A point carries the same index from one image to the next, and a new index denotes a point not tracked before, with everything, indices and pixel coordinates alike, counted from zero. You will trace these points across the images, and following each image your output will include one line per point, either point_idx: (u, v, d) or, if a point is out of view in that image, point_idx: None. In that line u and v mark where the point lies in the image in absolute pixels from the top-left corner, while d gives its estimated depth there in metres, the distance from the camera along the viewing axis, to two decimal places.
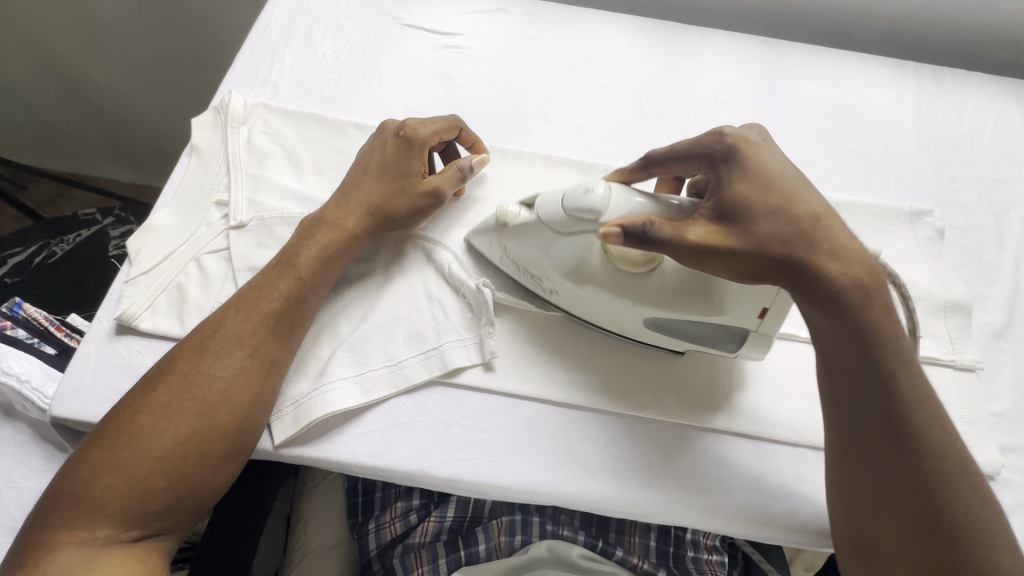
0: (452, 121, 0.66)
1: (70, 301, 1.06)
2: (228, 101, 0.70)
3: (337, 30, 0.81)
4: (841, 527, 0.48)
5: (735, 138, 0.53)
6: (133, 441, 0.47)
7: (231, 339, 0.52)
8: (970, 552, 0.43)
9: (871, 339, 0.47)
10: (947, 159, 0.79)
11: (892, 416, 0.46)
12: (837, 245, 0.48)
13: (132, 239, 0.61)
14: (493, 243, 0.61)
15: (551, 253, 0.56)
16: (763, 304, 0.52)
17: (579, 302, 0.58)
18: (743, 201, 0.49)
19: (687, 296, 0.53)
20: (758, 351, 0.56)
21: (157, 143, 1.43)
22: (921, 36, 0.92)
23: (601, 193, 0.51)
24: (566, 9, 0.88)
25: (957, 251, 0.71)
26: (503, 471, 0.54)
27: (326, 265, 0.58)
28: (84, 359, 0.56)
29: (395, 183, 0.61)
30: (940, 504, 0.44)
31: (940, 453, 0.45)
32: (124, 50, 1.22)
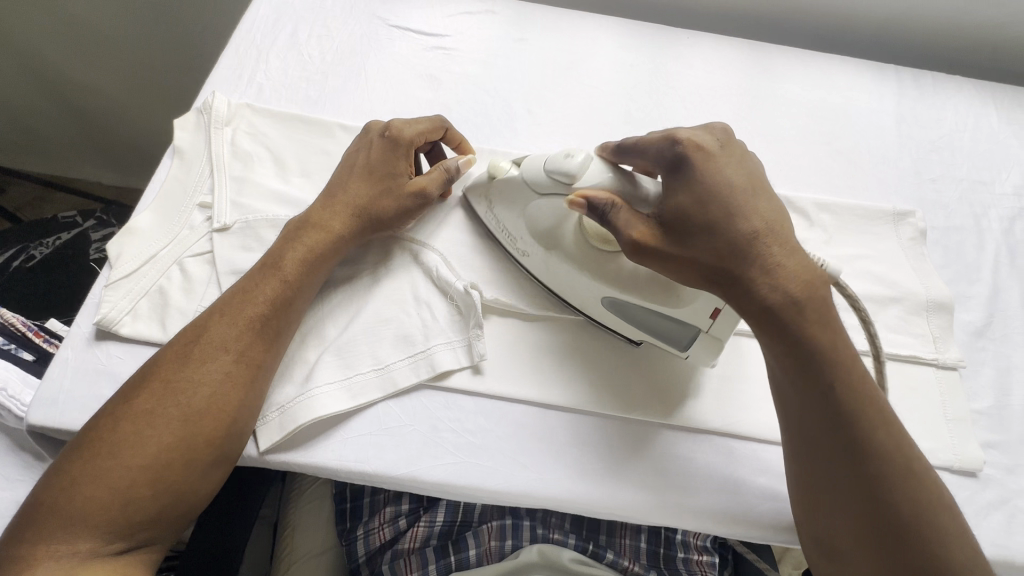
0: (439, 121, 0.66)
1: (50, 307, 1.04)
2: (212, 102, 0.69)
3: (323, 30, 0.81)
4: (805, 529, 0.50)
5: (688, 144, 0.51)
6: (115, 450, 0.45)
7: (215, 344, 0.51)
8: (921, 547, 0.44)
9: (809, 352, 0.48)
10: (929, 161, 0.80)
11: (836, 428, 0.47)
12: (770, 263, 0.48)
13: (111, 242, 0.60)
14: (482, 199, 0.63)
15: (529, 212, 0.59)
16: (717, 304, 0.53)
17: (545, 270, 0.60)
18: (684, 215, 0.50)
19: (646, 287, 0.55)
20: (708, 356, 0.56)
21: (140, 145, 1.41)
22: (902, 40, 0.94)
23: (579, 160, 0.54)
24: (554, 11, 0.88)
25: (939, 251, 0.73)
26: (492, 475, 0.54)
27: (313, 267, 0.57)
28: (62, 366, 0.55)
29: (381, 184, 0.61)
30: (889, 505, 0.45)
31: (886, 460, 0.46)
32: (104, 49, 1.20)
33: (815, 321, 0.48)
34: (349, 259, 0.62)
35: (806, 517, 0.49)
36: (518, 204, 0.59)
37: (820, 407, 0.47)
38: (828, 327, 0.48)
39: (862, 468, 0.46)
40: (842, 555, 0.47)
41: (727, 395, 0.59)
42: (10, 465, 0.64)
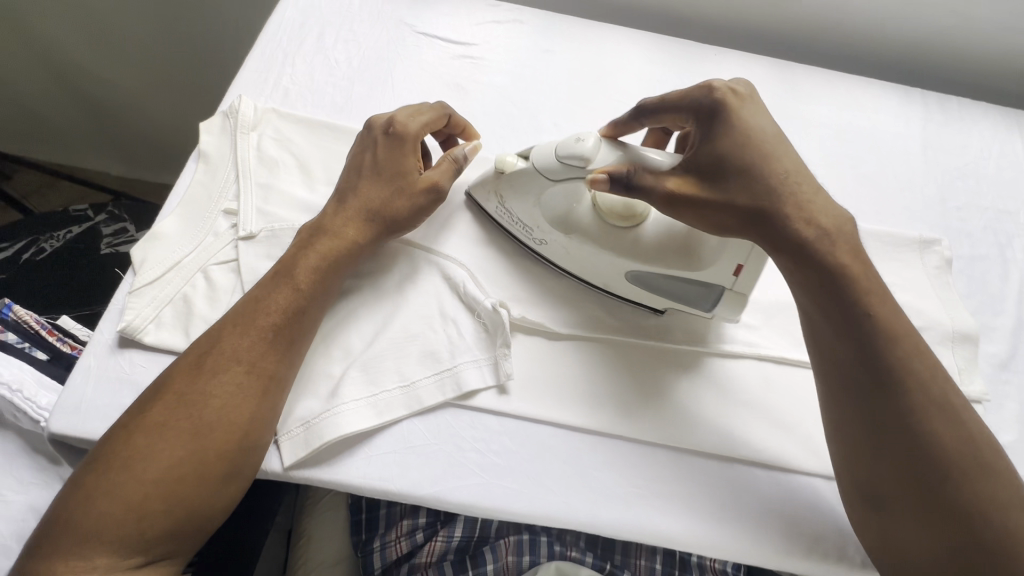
0: (441, 109, 0.65)
1: (59, 301, 1.01)
2: (238, 106, 0.68)
3: (350, 35, 0.80)
4: (846, 480, 0.51)
5: (724, 93, 0.56)
6: (127, 464, 0.45)
7: (228, 355, 0.50)
8: (960, 483, 0.46)
9: (846, 288, 0.50)
10: (954, 188, 0.80)
11: (874, 365, 0.49)
12: (801, 199, 0.52)
13: (135, 247, 0.59)
14: (492, 193, 0.65)
15: (543, 200, 0.61)
16: (738, 262, 0.55)
17: (567, 254, 0.62)
18: (722, 157, 0.53)
19: (667, 253, 0.58)
20: (733, 312, 0.60)
21: (152, 137, 1.39)
22: (928, 63, 0.93)
23: (591, 144, 0.56)
24: (581, 23, 0.87)
25: (963, 281, 0.72)
26: (517, 497, 0.53)
27: (325, 274, 0.56)
28: (84, 373, 0.54)
29: (392, 185, 0.60)
30: (927, 442, 0.47)
31: (924, 392, 0.48)
32: (120, 41, 1.19)
33: (851, 258, 0.51)
34: (372, 271, 0.62)
35: (848, 464, 0.51)
36: (532, 193, 0.61)
37: (857, 342, 0.49)
38: (862, 262, 0.51)
39: (902, 403, 0.48)
40: (884, 497, 0.49)
41: (753, 422, 0.59)
42: (24, 467, 0.64)
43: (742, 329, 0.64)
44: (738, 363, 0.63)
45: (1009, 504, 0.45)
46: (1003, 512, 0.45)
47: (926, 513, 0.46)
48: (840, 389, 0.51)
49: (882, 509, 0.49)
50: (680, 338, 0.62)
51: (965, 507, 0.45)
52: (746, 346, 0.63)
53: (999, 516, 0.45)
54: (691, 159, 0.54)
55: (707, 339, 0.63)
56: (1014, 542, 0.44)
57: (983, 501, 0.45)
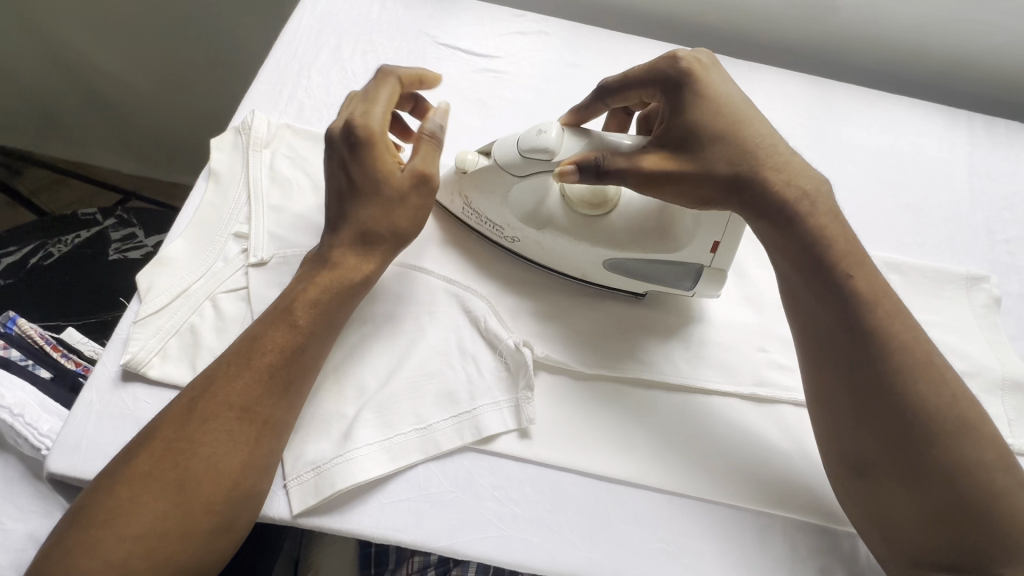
0: (388, 79, 0.60)
1: (63, 307, 0.97)
2: (251, 122, 0.65)
3: (368, 46, 0.76)
4: (831, 447, 0.51)
5: (690, 62, 0.55)
6: (111, 518, 0.42)
7: (221, 400, 0.47)
8: (946, 443, 0.46)
9: (822, 249, 0.51)
10: (1002, 220, 0.76)
11: (852, 331, 0.49)
12: (778, 165, 0.53)
13: (142, 273, 0.57)
14: (456, 193, 0.64)
15: (511, 198, 0.60)
16: (714, 238, 0.55)
17: (542, 249, 0.61)
18: (696, 125, 0.53)
19: (645, 233, 0.58)
20: (714, 288, 0.59)
21: (162, 138, 1.36)
22: (973, 83, 0.89)
23: (555, 135, 0.55)
24: (610, 35, 0.83)
25: (1013, 321, 0.68)
26: (538, 552, 0.50)
27: (323, 310, 0.53)
28: (86, 409, 0.51)
29: (379, 195, 0.55)
30: (913, 406, 0.46)
31: (907, 355, 0.48)
32: (132, 41, 1.16)
33: (824, 217, 0.52)
34: (384, 303, 0.58)
35: (833, 434, 0.51)
36: (498, 192, 0.60)
37: (834, 304, 0.50)
38: (835, 222, 0.52)
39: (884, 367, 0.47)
40: (870, 467, 0.49)
41: (791, 474, 0.56)
42: (23, 494, 0.60)
43: (780, 371, 0.60)
44: (773, 409, 0.59)
45: (995, 465, 0.45)
46: (989, 475, 0.45)
47: (912, 482, 0.46)
48: (822, 354, 0.51)
49: (867, 477, 0.49)
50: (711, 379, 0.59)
51: (951, 472, 0.45)
52: (783, 390, 0.59)
53: (985, 480, 0.45)
54: (664, 133, 0.54)
55: (740, 383, 0.59)
56: (1003, 503, 0.44)
57: (969, 465, 0.45)
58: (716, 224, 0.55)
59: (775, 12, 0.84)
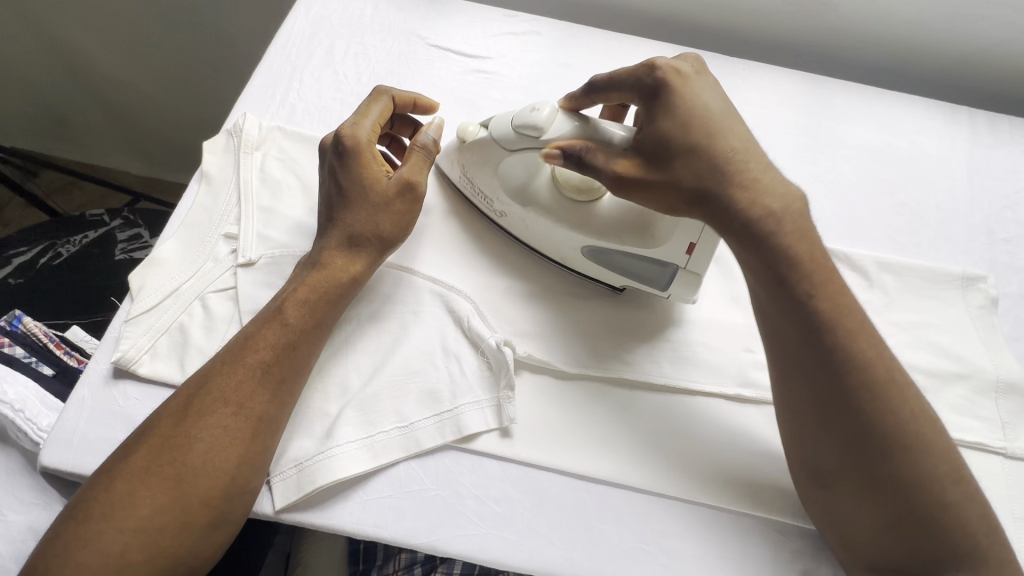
0: (381, 95, 0.62)
1: (66, 306, 0.98)
2: (243, 124, 0.66)
3: (360, 48, 0.77)
4: (795, 459, 0.51)
5: (667, 71, 0.54)
6: (109, 513, 0.44)
7: (218, 397, 0.48)
8: (899, 456, 0.46)
9: (789, 266, 0.50)
10: (1003, 219, 0.74)
11: (817, 348, 0.48)
12: (748, 178, 0.51)
13: (134, 272, 0.58)
14: (456, 162, 0.65)
15: (502, 171, 0.62)
16: (690, 241, 0.55)
17: (526, 229, 0.63)
18: (666, 134, 0.51)
19: (624, 231, 0.58)
20: (688, 292, 0.58)
21: (169, 139, 1.38)
22: (975, 78, 0.87)
23: (546, 114, 0.56)
24: (603, 35, 0.83)
25: (1010, 322, 0.67)
26: (516, 550, 0.51)
27: (315, 308, 0.54)
28: (79, 405, 0.53)
29: (365, 201, 0.57)
30: (869, 420, 0.47)
31: (869, 371, 0.47)
32: (137, 46, 1.18)
33: (794, 234, 0.50)
34: (370, 301, 0.59)
35: (797, 445, 0.51)
36: (489, 164, 0.62)
37: (796, 322, 0.49)
38: (807, 240, 0.51)
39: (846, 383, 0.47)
40: (830, 477, 0.49)
41: (774, 475, 0.55)
42: (25, 487, 0.58)
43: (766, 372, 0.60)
44: (757, 409, 0.59)
45: (946, 478, 0.46)
46: (940, 487, 0.46)
47: (868, 492, 0.47)
48: (787, 368, 0.51)
49: (828, 487, 0.50)
50: (694, 379, 0.59)
51: (906, 484, 0.46)
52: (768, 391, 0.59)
53: (937, 492, 0.46)
54: (638, 139, 0.53)
55: (725, 383, 0.59)
56: (951, 514, 0.46)
57: (923, 478, 0.46)
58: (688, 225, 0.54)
59: (771, 9, 0.83)
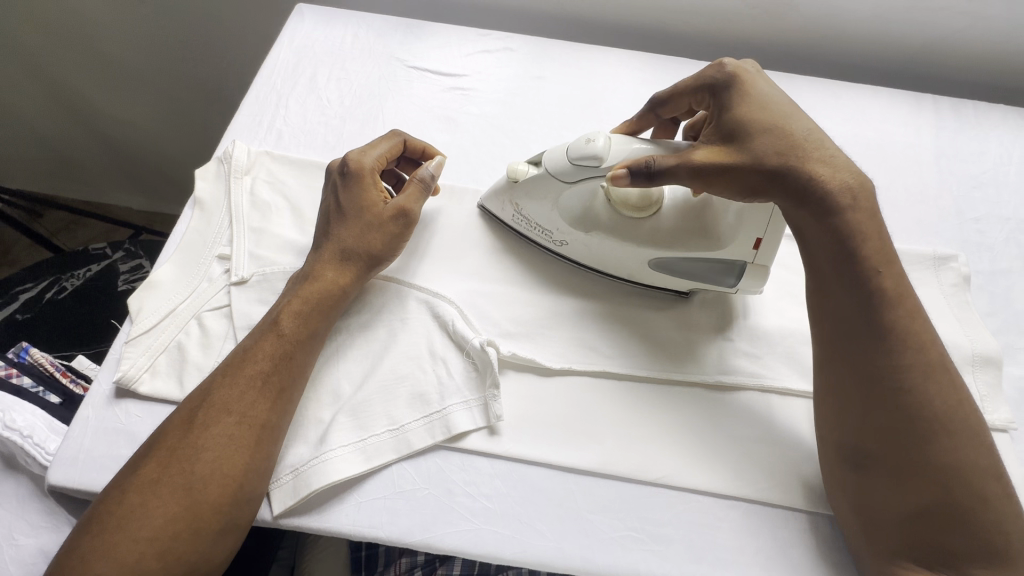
0: (393, 136, 0.66)
1: (64, 337, 1.00)
2: (232, 151, 0.70)
3: (342, 73, 0.81)
4: (830, 441, 0.52)
5: (735, 67, 0.58)
6: (123, 523, 0.46)
7: (224, 410, 0.51)
8: (944, 441, 0.47)
9: (854, 244, 0.51)
10: (971, 199, 0.76)
11: (870, 324, 0.50)
12: (824, 154, 0.53)
13: (132, 297, 0.61)
14: (505, 200, 0.66)
15: (561, 203, 0.63)
16: (757, 235, 0.57)
17: (590, 251, 0.64)
18: (740, 121, 0.54)
19: (686, 235, 0.60)
20: (757, 283, 0.60)
21: (167, 173, 1.41)
22: (937, 66, 0.89)
23: (602, 143, 0.57)
24: (573, 47, 0.87)
25: (982, 298, 0.69)
26: (509, 543, 0.52)
27: (308, 319, 0.56)
28: (83, 425, 0.55)
29: (361, 223, 0.60)
30: (921, 399, 0.48)
31: (922, 353, 0.49)
32: (135, 85, 1.23)
33: (863, 214, 0.52)
34: (362, 312, 0.62)
35: (832, 423, 0.52)
36: (546, 199, 0.63)
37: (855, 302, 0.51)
38: (874, 220, 0.52)
39: (893, 362, 0.49)
40: (867, 460, 0.50)
41: (754, 458, 0.57)
42: (35, 511, 0.59)
43: (746, 359, 0.61)
44: (740, 395, 0.60)
45: (987, 471, 0.47)
46: (983, 480, 0.47)
47: (901, 481, 0.48)
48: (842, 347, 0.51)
49: (863, 470, 0.50)
50: (676, 371, 0.60)
51: (947, 471, 0.47)
52: (749, 377, 0.60)
53: (977, 484, 0.47)
54: (712, 132, 0.56)
55: (706, 371, 0.60)
56: (988, 508, 0.46)
57: (966, 467, 0.47)
58: (760, 219, 0.56)
59: (733, 12, 0.86)
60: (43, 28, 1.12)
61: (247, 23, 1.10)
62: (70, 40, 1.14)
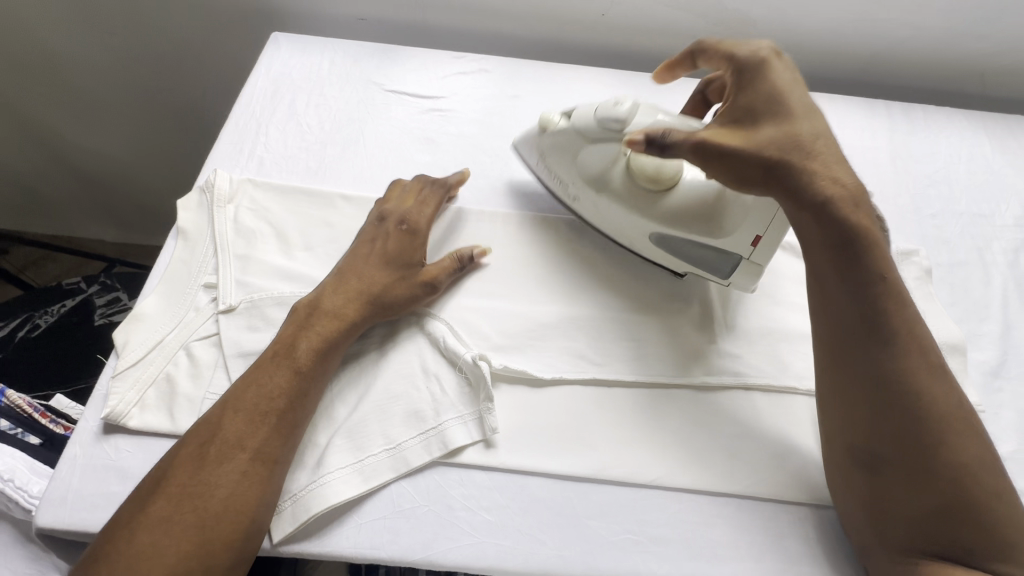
0: (438, 194, 0.70)
1: (39, 376, 0.97)
2: (214, 181, 0.70)
3: (321, 99, 0.83)
4: (840, 442, 0.54)
5: (768, 54, 0.58)
6: (133, 564, 0.45)
7: (231, 442, 0.50)
8: (947, 441, 0.50)
9: (856, 244, 0.52)
10: (927, 197, 0.81)
11: (874, 329, 0.52)
12: (829, 160, 0.54)
13: (119, 330, 0.60)
14: (536, 149, 0.73)
15: (581, 159, 0.67)
16: (757, 232, 0.59)
17: (598, 212, 0.68)
18: (755, 115, 0.56)
19: (691, 219, 0.61)
20: (749, 280, 0.63)
21: (143, 203, 1.39)
22: (887, 74, 0.95)
23: (627, 107, 0.63)
24: (545, 67, 0.90)
25: (945, 289, 0.73)
26: (511, 554, 0.52)
27: (324, 350, 0.57)
28: (71, 463, 0.54)
29: (396, 273, 0.62)
30: (926, 400, 0.50)
31: (924, 357, 0.52)
32: (108, 116, 1.21)
33: (867, 218, 0.53)
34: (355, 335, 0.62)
35: (840, 423, 0.54)
36: (573, 159, 0.68)
37: (839, 286, 0.54)
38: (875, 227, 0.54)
39: (874, 340, 0.52)
40: (880, 462, 0.51)
41: (743, 455, 0.59)
42: (18, 558, 0.57)
43: (729, 359, 0.63)
44: (726, 395, 0.62)
45: (988, 470, 0.50)
46: (985, 477, 0.49)
47: (912, 481, 0.50)
48: (828, 322, 0.55)
49: (876, 472, 0.51)
50: (662, 374, 0.62)
51: (953, 471, 0.49)
52: (734, 376, 0.62)
53: (981, 481, 0.49)
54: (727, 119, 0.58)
55: (693, 373, 0.62)
56: (992, 506, 0.48)
57: (969, 466, 0.49)
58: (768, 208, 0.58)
59: (695, 29, 0.91)
60: (14, 63, 1.11)
61: (221, 50, 1.10)
62: (41, 73, 1.13)
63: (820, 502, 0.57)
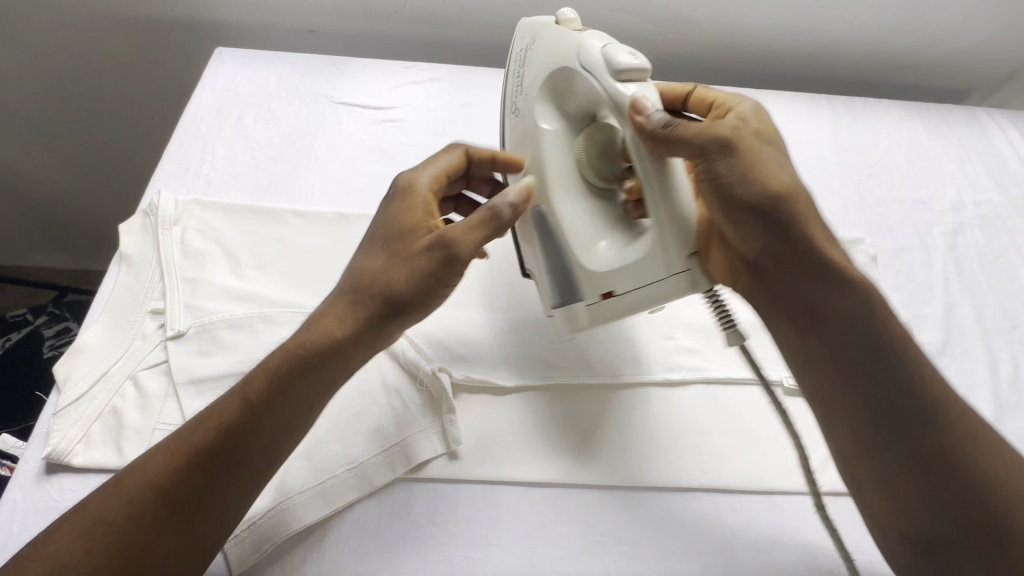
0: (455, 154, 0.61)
1: None
2: (158, 203, 0.68)
3: (269, 114, 0.81)
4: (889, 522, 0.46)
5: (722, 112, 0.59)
6: None
7: (165, 475, 0.44)
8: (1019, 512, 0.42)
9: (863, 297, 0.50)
10: (870, 186, 0.84)
11: (903, 386, 0.47)
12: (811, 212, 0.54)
13: (59, 364, 0.58)
14: (528, 35, 0.58)
15: (559, 79, 0.55)
16: (618, 287, 0.51)
17: (524, 139, 0.56)
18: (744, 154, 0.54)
19: (579, 224, 0.53)
20: (567, 325, 0.55)
21: (91, 228, 1.33)
22: (827, 69, 0.99)
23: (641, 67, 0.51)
24: (497, 74, 0.90)
25: (890, 274, 0.75)
26: (480, 566, 0.52)
27: (294, 377, 0.48)
28: (10, 508, 0.51)
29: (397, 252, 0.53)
30: (978, 466, 0.44)
31: (959, 420, 0.46)
32: (45, 140, 1.15)
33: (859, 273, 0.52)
34: None
35: (882, 497, 0.46)
36: (558, 94, 0.55)
37: (844, 309, 0.50)
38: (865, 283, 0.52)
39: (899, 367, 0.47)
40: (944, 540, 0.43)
41: (706, 448, 0.59)
42: None
43: (687, 355, 0.65)
44: (688, 390, 0.63)
45: None
46: None
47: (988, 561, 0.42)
48: (801, 337, 0.52)
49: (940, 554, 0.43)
50: (625, 374, 0.63)
51: None
52: (693, 371, 0.64)
53: None
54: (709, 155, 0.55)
55: (653, 371, 0.63)
56: None
57: None
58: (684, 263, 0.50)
59: (642, 31, 0.93)
60: None
61: (165, 66, 1.07)
62: None
63: (782, 489, 0.58)
